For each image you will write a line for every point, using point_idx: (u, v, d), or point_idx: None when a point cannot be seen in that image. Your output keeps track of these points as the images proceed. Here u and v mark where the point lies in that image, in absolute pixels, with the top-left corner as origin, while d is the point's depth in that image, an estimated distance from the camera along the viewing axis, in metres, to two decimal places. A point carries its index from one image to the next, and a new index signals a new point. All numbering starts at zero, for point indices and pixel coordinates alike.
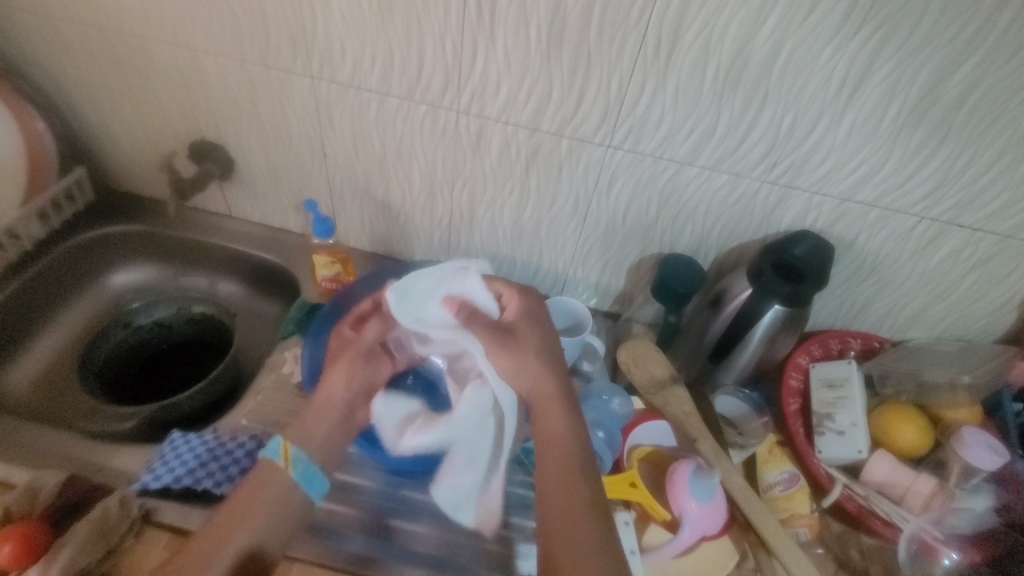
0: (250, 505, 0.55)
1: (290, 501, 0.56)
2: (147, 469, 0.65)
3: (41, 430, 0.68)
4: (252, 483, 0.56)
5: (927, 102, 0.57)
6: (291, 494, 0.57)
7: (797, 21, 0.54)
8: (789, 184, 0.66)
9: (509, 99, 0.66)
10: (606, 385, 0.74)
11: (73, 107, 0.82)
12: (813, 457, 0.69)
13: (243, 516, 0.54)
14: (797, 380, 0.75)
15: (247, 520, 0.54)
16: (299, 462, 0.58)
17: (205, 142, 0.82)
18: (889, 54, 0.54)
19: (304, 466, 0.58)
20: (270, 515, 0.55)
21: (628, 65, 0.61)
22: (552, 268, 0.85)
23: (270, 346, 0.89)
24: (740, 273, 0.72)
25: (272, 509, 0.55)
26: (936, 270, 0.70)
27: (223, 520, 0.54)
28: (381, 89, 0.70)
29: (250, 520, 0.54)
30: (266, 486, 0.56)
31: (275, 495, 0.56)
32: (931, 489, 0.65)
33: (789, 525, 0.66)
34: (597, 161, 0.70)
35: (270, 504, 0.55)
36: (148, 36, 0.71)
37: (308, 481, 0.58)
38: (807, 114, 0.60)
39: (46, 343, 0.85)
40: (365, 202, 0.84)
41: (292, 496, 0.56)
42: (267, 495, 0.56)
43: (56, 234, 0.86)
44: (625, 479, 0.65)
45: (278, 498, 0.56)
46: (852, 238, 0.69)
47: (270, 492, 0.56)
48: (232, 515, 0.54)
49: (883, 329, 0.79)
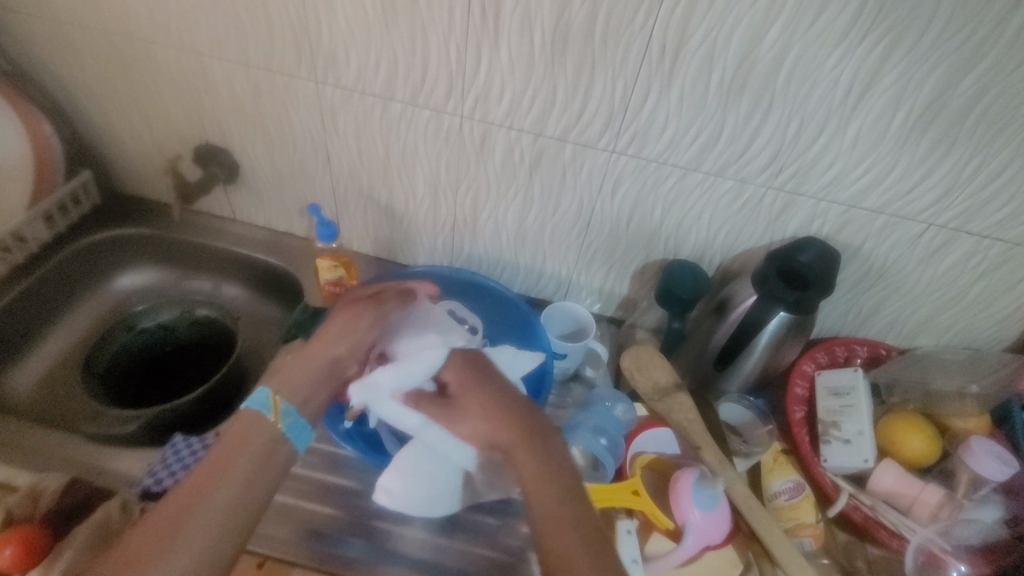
0: (232, 455, 0.51)
1: (276, 453, 0.52)
2: (148, 472, 0.65)
3: (44, 433, 0.68)
4: (236, 431, 0.52)
5: (933, 109, 0.56)
6: (278, 446, 0.53)
7: (802, 27, 0.54)
8: (795, 190, 0.66)
9: (513, 104, 0.66)
10: (610, 391, 0.74)
11: (79, 110, 0.82)
12: (819, 466, 0.69)
13: (227, 464, 0.50)
14: (803, 388, 0.74)
15: (231, 470, 0.50)
16: (288, 415, 0.54)
17: (210, 146, 0.82)
18: (894, 62, 0.54)
19: (294, 420, 0.54)
20: (255, 465, 0.51)
21: (633, 70, 0.60)
22: (555, 273, 0.85)
23: (273, 350, 0.89)
24: (746, 279, 0.71)
25: (257, 459, 0.51)
26: (944, 277, 0.69)
27: (203, 470, 0.49)
28: (385, 93, 0.70)
29: (235, 469, 0.50)
30: (251, 437, 0.52)
31: (261, 446, 0.52)
32: (938, 500, 0.64)
33: (794, 535, 0.65)
34: (601, 167, 0.70)
35: (255, 453, 0.51)
36: (154, 41, 0.72)
37: (297, 435, 0.54)
38: (812, 120, 0.60)
39: (49, 345, 0.85)
40: (368, 206, 0.83)
41: (278, 449, 0.53)
42: (252, 444, 0.52)
43: (61, 237, 0.86)
44: (629, 486, 0.64)
45: (263, 448, 0.52)
46: (858, 244, 0.69)
47: (256, 440, 0.52)
48: (213, 464, 0.50)
49: (889, 336, 0.78)
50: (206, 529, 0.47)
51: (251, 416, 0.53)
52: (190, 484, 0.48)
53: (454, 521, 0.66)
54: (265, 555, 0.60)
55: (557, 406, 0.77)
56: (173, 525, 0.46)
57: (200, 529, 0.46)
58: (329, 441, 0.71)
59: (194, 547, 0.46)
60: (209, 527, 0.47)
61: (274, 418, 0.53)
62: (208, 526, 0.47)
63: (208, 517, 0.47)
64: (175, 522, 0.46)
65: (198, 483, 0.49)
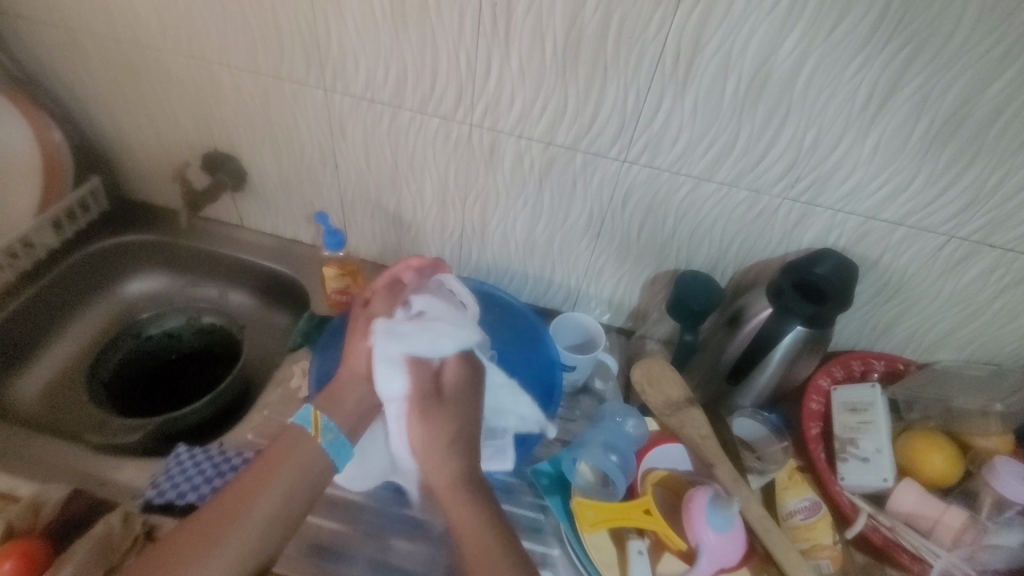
0: (276, 467, 0.55)
1: (316, 466, 0.57)
2: (151, 483, 0.64)
3: (47, 443, 0.68)
4: (281, 445, 0.57)
5: (957, 119, 0.55)
6: (319, 460, 0.58)
7: (821, 35, 0.52)
8: (812, 201, 0.64)
9: (523, 112, 0.65)
10: (620, 405, 0.72)
11: (90, 117, 0.82)
12: (836, 484, 0.67)
13: (271, 474, 0.55)
14: (818, 403, 0.72)
15: (273, 482, 0.54)
16: (329, 432, 0.59)
17: (218, 152, 0.82)
18: (916, 71, 0.53)
19: (334, 437, 0.59)
20: (296, 477, 0.56)
21: (645, 79, 0.59)
22: (564, 283, 0.83)
23: (278, 357, 0.88)
24: (761, 291, 0.69)
25: (299, 471, 0.56)
26: (965, 291, 0.67)
27: (251, 477, 0.55)
28: (394, 101, 0.69)
29: (277, 481, 0.55)
30: (294, 451, 0.57)
31: (304, 458, 0.57)
32: (962, 522, 0.62)
33: (811, 557, 0.62)
34: (612, 176, 0.68)
35: (296, 468, 0.56)
36: (162, 48, 0.71)
37: (337, 452, 0.59)
38: (830, 131, 0.58)
39: (54, 353, 0.85)
40: (376, 214, 0.83)
41: (317, 462, 0.57)
42: (297, 456, 0.57)
43: (69, 243, 0.86)
44: (640, 505, 0.62)
45: (309, 460, 0.57)
46: (877, 256, 0.67)
47: (298, 455, 0.57)
48: (257, 475, 0.55)
49: (907, 351, 0.76)
50: (244, 535, 0.51)
51: (296, 431, 0.59)
52: (242, 487, 0.54)
53: None
54: None
55: (566, 419, 0.76)
56: (216, 528, 0.51)
57: (239, 534, 0.51)
58: None
59: (231, 552, 0.50)
60: (247, 533, 0.52)
61: (315, 433, 0.59)
62: (247, 533, 0.52)
63: (248, 523, 0.52)
64: (219, 525, 0.51)
65: (243, 490, 0.54)
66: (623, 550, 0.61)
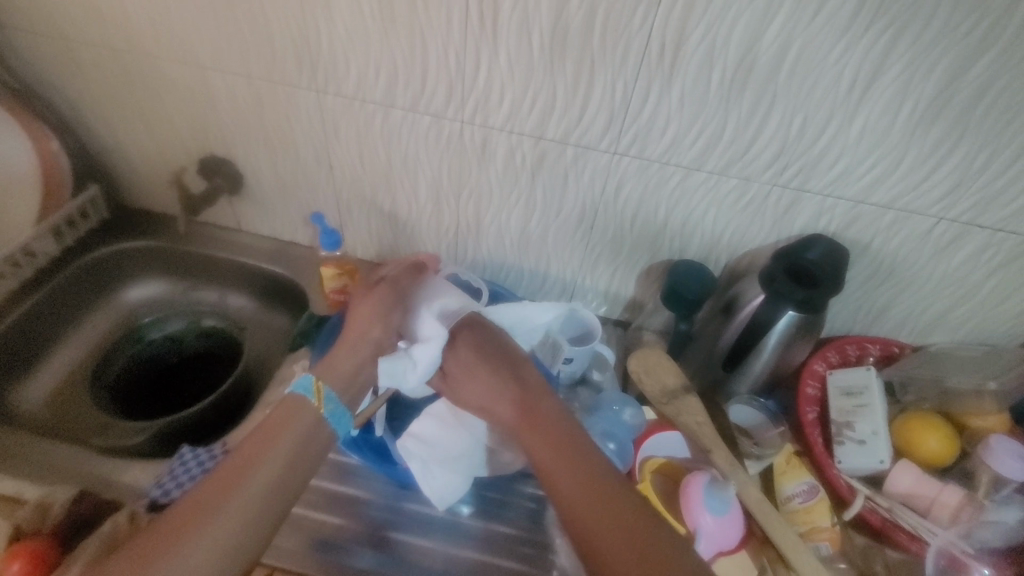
0: (275, 437, 0.56)
1: (316, 438, 0.58)
2: (156, 482, 0.65)
3: (52, 447, 0.68)
4: (279, 416, 0.57)
5: (941, 100, 0.55)
6: (317, 432, 0.58)
7: (803, 22, 0.53)
8: (801, 187, 0.65)
9: (513, 108, 0.66)
10: (618, 395, 0.72)
11: (86, 125, 0.83)
12: (833, 468, 0.67)
13: (270, 441, 0.55)
14: (815, 389, 0.73)
15: (272, 452, 0.55)
16: (330, 402, 0.60)
17: (214, 157, 0.82)
18: (899, 55, 0.53)
19: (335, 407, 0.60)
20: (294, 448, 0.56)
21: (632, 70, 0.60)
22: (560, 276, 0.84)
23: (279, 358, 0.89)
24: (754, 278, 0.70)
25: (298, 441, 0.57)
26: (956, 273, 0.68)
27: (251, 444, 0.55)
28: (385, 101, 0.70)
29: (276, 450, 0.55)
30: (292, 421, 0.57)
31: (302, 429, 0.57)
32: (958, 501, 0.62)
33: (809, 539, 0.64)
34: (603, 168, 0.69)
35: (295, 436, 0.57)
36: (156, 55, 0.72)
37: (337, 421, 0.60)
38: (816, 115, 0.59)
39: (57, 360, 0.85)
40: (372, 214, 0.84)
41: (318, 435, 0.58)
42: (295, 425, 0.57)
43: (70, 250, 0.87)
44: (637, 492, 0.63)
45: (307, 430, 0.58)
46: (867, 240, 0.67)
47: (294, 427, 0.57)
48: (256, 446, 0.55)
49: (902, 334, 0.77)
50: (245, 503, 0.52)
51: (296, 400, 0.59)
52: (244, 455, 0.54)
53: (463, 528, 0.66)
54: (272, 565, 0.60)
55: None
56: (216, 498, 0.51)
57: (239, 502, 0.52)
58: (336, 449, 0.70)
59: (232, 520, 0.50)
60: (247, 502, 0.52)
61: (317, 403, 0.59)
62: (247, 502, 0.52)
63: (251, 489, 0.53)
64: (224, 488, 0.52)
65: (242, 460, 0.54)
66: None
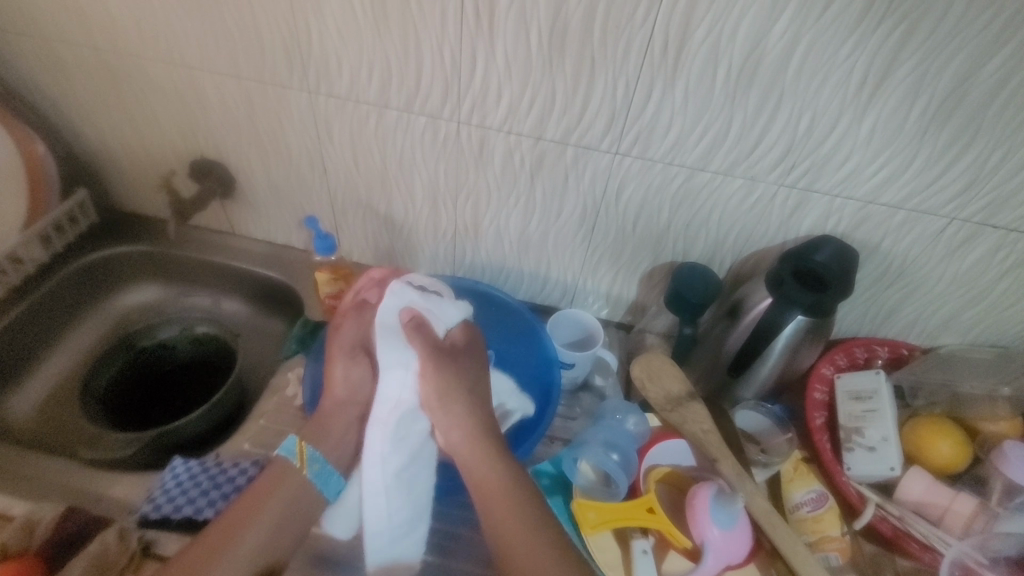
0: (263, 501, 0.56)
1: (303, 501, 0.58)
2: (147, 497, 0.63)
3: (40, 461, 0.67)
4: (266, 482, 0.57)
5: (955, 96, 0.53)
6: (305, 494, 0.58)
7: (813, 16, 0.51)
8: (808, 187, 0.63)
9: (511, 108, 0.64)
10: (621, 402, 0.71)
11: (72, 127, 0.81)
12: (842, 475, 0.66)
13: (256, 508, 0.55)
14: (822, 393, 0.71)
15: (258, 519, 0.55)
16: (315, 462, 0.59)
17: (205, 159, 0.80)
18: (912, 50, 0.51)
19: (320, 467, 0.59)
20: (281, 513, 0.56)
21: (635, 68, 0.58)
22: (560, 279, 0.82)
23: (275, 365, 0.88)
24: (760, 282, 0.68)
25: (285, 507, 0.56)
26: (967, 274, 0.66)
27: (239, 510, 0.55)
28: (379, 101, 0.67)
29: (262, 516, 0.55)
30: (281, 483, 0.57)
31: (289, 491, 0.57)
32: (972, 509, 0.61)
33: (817, 549, 0.62)
34: (605, 169, 0.67)
35: (282, 500, 0.56)
36: (143, 56, 0.70)
37: (324, 481, 0.59)
38: (824, 114, 0.57)
39: (48, 369, 0.84)
40: (367, 217, 0.81)
41: (305, 496, 0.58)
42: (281, 492, 0.57)
43: (57, 257, 0.85)
44: (643, 504, 0.61)
45: (293, 495, 0.57)
46: (877, 241, 0.65)
47: (281, 491, 0.57)
48: (242, 511, 0.55)
49: (912, 336, 0.75)
50: (230, 568, 0.52)
51: (281, 462, 0.59)
52: (229, 522, 0.54)
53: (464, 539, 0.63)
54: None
55: (566, 417, 0.75)
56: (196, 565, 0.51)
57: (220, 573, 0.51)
58: None
59: None
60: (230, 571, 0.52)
61: (300, 464, 0.59)
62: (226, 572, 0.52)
63: (235, 557, 0.52)
64: (209, 557, 0.52)
65: (231, 523, 0.54)
66: (627, 550, 0.60)
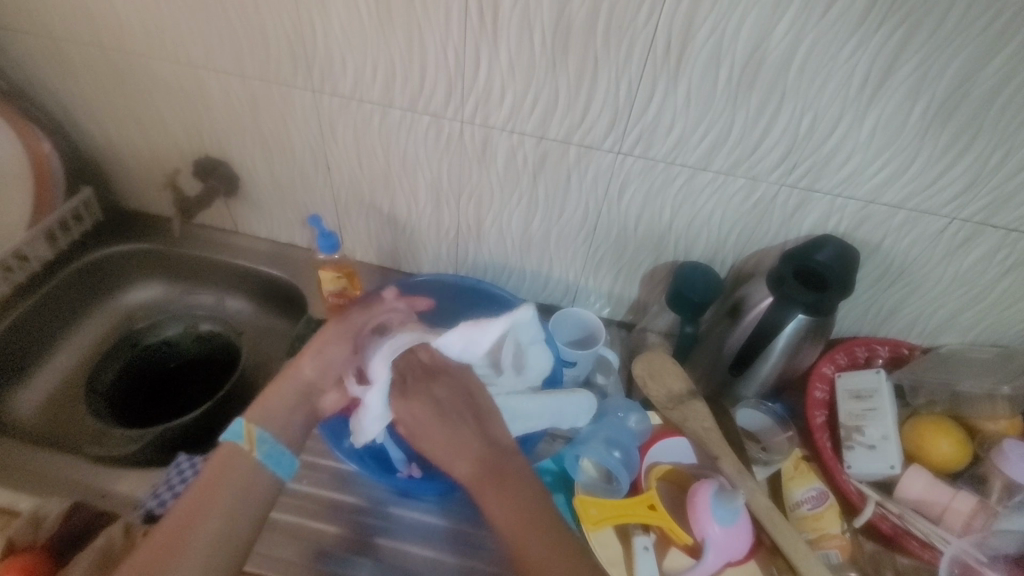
0: (211, 491, 0.51)
1: (256, 483, 0.53)
2: (153, 492, 0.64)
3: (46, 457, 0.67)
4: (212, 472, 0.52)
5: (956, 97, 0.53)
6: (257, 476, 0.53)
7: (814, 17, 0.51)
8: (809, 187, 0.63)
9: (514, 107, 0.64)
10: (623, 400, 0.71)
11: (77, 125, 0.82)
12: (843, 474, 0.66)
13: (205, 499, 0.50)
14: (823, 392, 0.71)
15: (209, 508, 0.50)
16: (264, 442, 0.54)
17: (209, 158, 0.81)
18: (914, 50, 0.51)
19: (270, 446, 0.54)
20: (233, 499, 0.51)
21: (637, 68, 0.58)
22: (562, 278, 0.82)
23: (279, 363, 0.88)
24: (760, 281, 0.69)
25: (236, 492, 0.51)
26: (968, 273, 0.67)
27: (186, 503, 0.50)
28: (383, 100, 0.68)
29: (214, 505, 0.50)
30: (227, 470, 0.52)
31: (241, 476, 0.52)
32: (971, 507, 0.61)
33: (818, 546, 0.62)
34: (607, 168, 0.67)
35: (232, 486, 0.52)
36: (149, 56, 0.71)
37: (275, 461, 0.54)
38: (826, 114, 0.57)
39: (53, 366, 0.84)
40: (371, 215, 0.82)
41: (260, 479, 0.53)
42: (229, 479, 0.52)
43: (62, 255, 0.85)
44: (644, 500, 0.61)
45: (243, 480, 0.52)
46: (878, 241, 0.66)
47: (230, 478, 0.52)
48: (191, 505, 0.50)
49: (912, 335, 0.75)
50: (192, 560, 0.47)
51: (227, 449, 0.53)
52: (177, 517, 0.49)
53: (471, 539, 0.64)
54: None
55: None
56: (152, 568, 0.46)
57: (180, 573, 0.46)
58: (332, 456, 0.69)
59: None
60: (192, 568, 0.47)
61: (250, 446, 0.54)
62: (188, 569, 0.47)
63: (191, 553, 0.47)
64: (162, 559, 0.47)
65: (180, 520, 0.49)
66: (629, 547, 0.60)
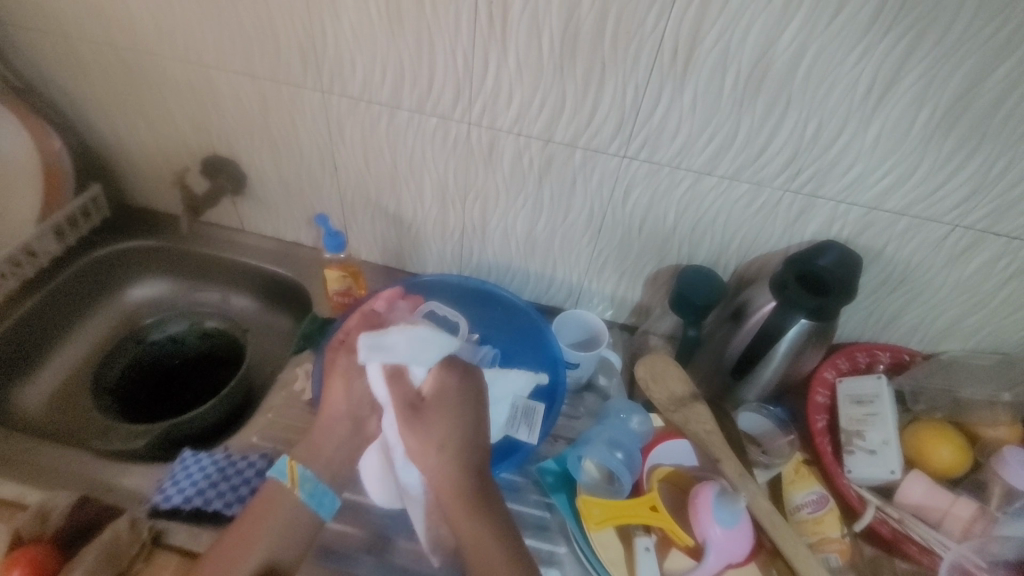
0: (259, 525, 0.55)
1: (299, 522, 0.57)
2: (158, 487, 0.64)
3: (54, 451, 0.68)
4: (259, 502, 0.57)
5: (959, 106, 0.54)
6: (299, 517, 0.57)
7: (821, 24, 0.52)
8: (813, 192, 0.64)
9: (521, 110, 0.65)
10: (625, 402, 0.72)
11: (88, 123, 0.82)
12: (843, 478, 0.66)
13: (251, 533, 0.55)
14: (824, 396, 0.72)
15: (252, 543, 0.54)
16: (307, 482, 0.58)
17: (217, 156, 0.81)
18: (918, 59, 0.52)
19: (313, 487, 0.58)
20: (276, 537, 0.55)
21: (645, 72, 0.59)
22: (566, 281, 0.83)
23: (282, 361, 0.89)
24: (762, 286, 0.69)
25: (278, 531, 0.56)
26: (969, 281, 0.67)
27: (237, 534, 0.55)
28: (391, 102, 0.68)
29: (257, 543, 0.55)
30: (273, 507, 0.57)
31: (285, 515, 0.56)
32: (971, 514, 0.61)
33: (818, 550, 0.63)
34: (612, 172, 0.68)
35: (276, 525, 0.56)
36: (159, 54, 0.71)
37: (318, 501, 0.58)
38: (831, 121, 0.58)
39: (60, 362, 0.85)
40: (377, 216, 0.83)
41: (301, 517, 0.57)
42: (275, 516, 0.56)
43: (70, 251, 0.86)
44: (646, 502, 0.62)
45: (287, 520, 0.56)
46: (880, 247, 0.66)
47: (279, 513, 0.56)
48: (241, 534, 0.55)
49: (914, 341, 0.76)
50: None
51: (274, 485, 0.58)
52: (226, 547, 0.54)
53: None
54: None
55: (570, 416, 0.76)
56: None
57: None
58: None
59: None
60: None
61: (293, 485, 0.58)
62: None
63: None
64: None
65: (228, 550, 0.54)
66: (631, 549, 0.61)
